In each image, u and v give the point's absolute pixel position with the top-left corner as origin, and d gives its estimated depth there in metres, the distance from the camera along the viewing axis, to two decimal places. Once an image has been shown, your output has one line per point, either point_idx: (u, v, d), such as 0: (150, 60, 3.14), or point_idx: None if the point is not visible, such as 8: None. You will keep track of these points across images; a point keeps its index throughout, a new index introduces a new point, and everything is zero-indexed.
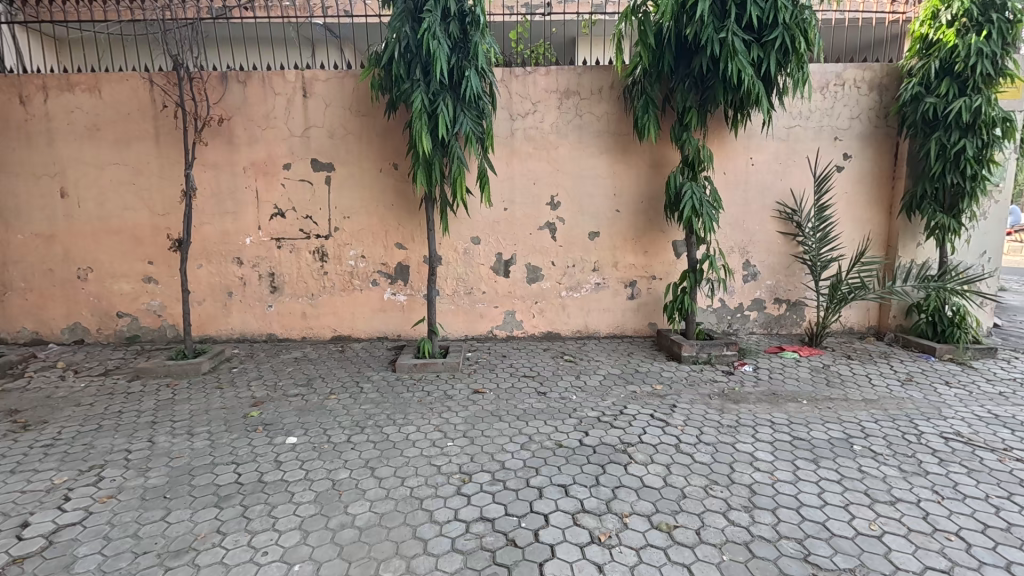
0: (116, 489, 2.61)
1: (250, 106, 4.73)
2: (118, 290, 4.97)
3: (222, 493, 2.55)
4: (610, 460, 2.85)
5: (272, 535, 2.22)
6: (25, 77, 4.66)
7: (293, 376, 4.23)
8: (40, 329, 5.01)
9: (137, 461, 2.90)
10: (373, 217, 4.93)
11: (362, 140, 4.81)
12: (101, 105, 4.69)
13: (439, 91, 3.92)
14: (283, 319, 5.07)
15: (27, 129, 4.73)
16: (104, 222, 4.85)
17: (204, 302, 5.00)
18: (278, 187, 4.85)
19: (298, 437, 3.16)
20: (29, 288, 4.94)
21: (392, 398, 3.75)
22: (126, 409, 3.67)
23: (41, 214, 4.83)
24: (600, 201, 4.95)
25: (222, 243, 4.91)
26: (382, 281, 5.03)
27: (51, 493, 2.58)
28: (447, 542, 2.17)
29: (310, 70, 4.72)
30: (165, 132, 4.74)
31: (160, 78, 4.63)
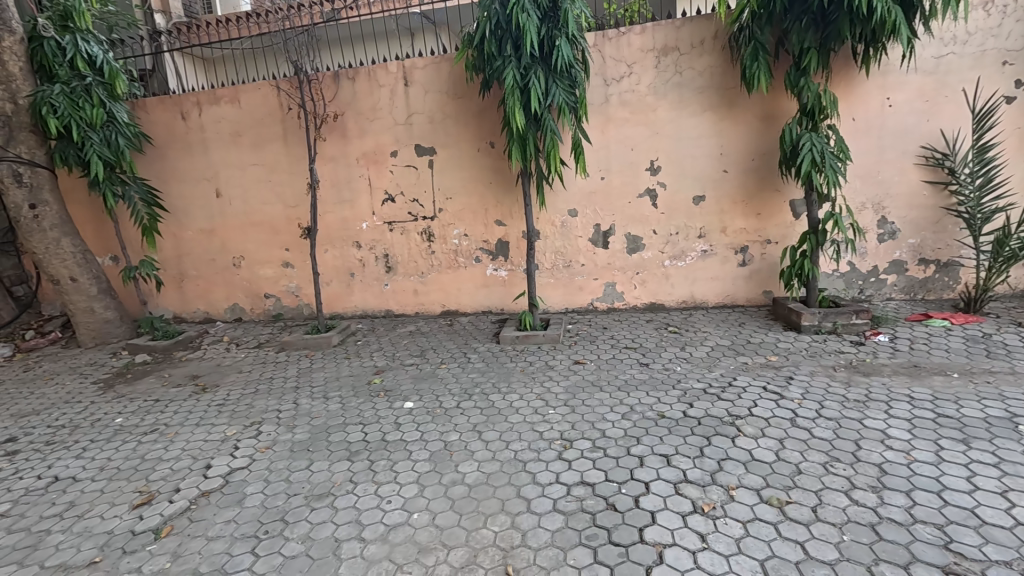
0: (271, 442, 3.10)
1: (359, 100, 5.11)
2: (264, 275, 5.74)
3: (353, 449, 2.91)
4: (716, 432, 2.75)
5: (394, 487, 2.50)
6: (183, 96, 5.47)
7: (408, 348, 4.61)
8: (209, 310, 5.97)
9: (286, 419, 3.41)
10: (473, 196, 5.12)
11: (460, 122, 4.99)
12: (241, 113, 5.38)
13: (530, 65, 3.92)
14: (398, 296, 5.51)
15: (188, 141, 5.58)
16: (249, 216, 5.61)
17: (332, 283, 5.58)
18: (387, 174, 5.23)
19: (414, 402, 3.47)
20: (199, 275, 5.90)
21: (496, 367, 3.96)
22: (276, 375, 4.29)
23: (203, 213, 5.71)
24: (705, 163, 4.65)
25: (343, 229, 5.43)
26: (484, 258, 5.24)
27: (225, 442, 3.14)
28: (549, 503, 2.28)
29: (409, 59, 4.97)
30: (291, 132, 5.31)
31: (285, 84, 5.17)
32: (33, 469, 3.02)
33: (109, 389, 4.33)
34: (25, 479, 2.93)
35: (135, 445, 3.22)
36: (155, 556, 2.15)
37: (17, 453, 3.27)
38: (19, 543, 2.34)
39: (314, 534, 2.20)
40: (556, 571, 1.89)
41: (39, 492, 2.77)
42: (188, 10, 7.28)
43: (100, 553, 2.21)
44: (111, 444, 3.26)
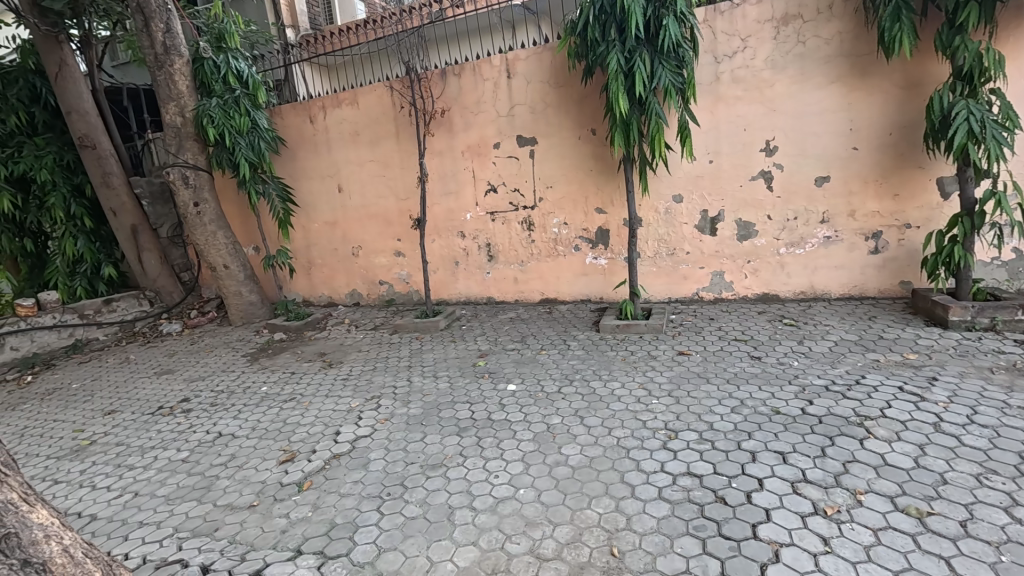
0: (389, 414, 3.40)
1: (464, 95, 5.33)
2: (378, 263, 6.23)
3: (462, 425, 3.10)
4: (841, 432, 2.54)
5: (501, 463, 2.64)
6: (311, 102, 6.07)
7: (510, 334, 4.77)
8: (332, 294, 6.61)
9: (401, 394, 3.72)
10: (573, 184, 5.13)
11: (561, 110, 5.00)
12: (359, 114, 5.85)
13: (635, 48, 3.82)
14: (498, 284, 5.69)
15: (315, 141, 6.19)
16: (366, 209, 6.10)
17: (438, 271, 5.91)
18: (490, 166, 5.40)
19: (516, 384, 3.60)
20: (324, 263, 6.54)
21: (597, 355, 3.96)
22: (391, 354, 4.68)
23: (327, 206, 6.31)
24: (830, 140, 4.23)
25: (449, 219, 5.72)
26: (583, 246, 5.23)
27: (350, 412, 3.50)
28: (655, 491, 2.27)
29: (512, 52, 5.07)
30: (403, 129, 5.68)
31: (398, 84, 5.53)
32: (204, 425, 3.61)
33: (256, 361, 5.01)
34: (198, 432, 3.50)
35: (278, 410, 3.70)
36: (299, 505, 2.48)
37: (191, 411, 3.93)
38: (197, 484, 2.82)
39: (430, 499, 2.40)
40: (663, 557, 1.89)
41: (209, 444, 3.30)
42: (313, 22, 8.01)
43: (257, 498, 2.59)
44: (260, 408, 3.78)
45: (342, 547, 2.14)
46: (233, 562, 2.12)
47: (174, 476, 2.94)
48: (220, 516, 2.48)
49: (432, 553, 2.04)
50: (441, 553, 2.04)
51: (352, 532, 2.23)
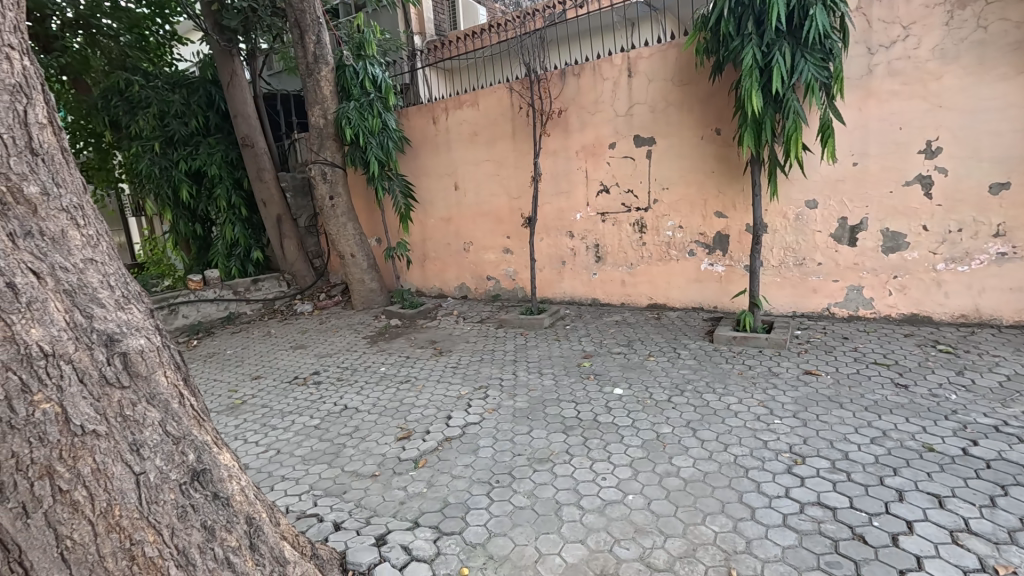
0: (496, 405, 3.51)
1: (583, 95, 5.32)
2: (487, 258, 6.45)
3: (568, 423, 3.12)
4: (1016, 482, 2.17)
5: (608, 466, 2.61)
6: (435, 104, 6.44)
7: (615, 337, 4.69)
8: (443, 287, 6.96)
9: (508, 386, 3.83)
10: (692, 186, 4.91)
11: (684, 109, 4.81)
12: (479, 115, 6.09)
13: (775, 41, 3.55)
14: (605, 285, 5.62)
15: (436, 141, 6.55)
16: (480, 206, 6.34)
17: (545, 269, 5.97)
18: (604, 166, 5.34)
19: (623, 389, 3.54)
20: (437, 257, 6.91)
21: (710, 367, 3.77)
22: (497, 347, 4.83)
23: (444, 203, 6.66)
24: (1012, 140, 3.62)
25: (558, 219, 5.75)
26: (699, 251, 4.99)
27: (460, 399, 3.67)
28: (778, 516, 2.11)
29: (635, 50, 4.97)
30: (519, 129, 5.81)
31: (518, 85, 5.66)
32: (332, 397, 4.01)
33: (375, 344, 5.44)
34: (327, 403, 3.89)
35: (395, 391, 4.00)
36: (415, 481, 2.66)
37: (321, 383, 4.38)
38: (326, 449, 3.13)
39: (537, 492, 2.44)
40: None
41: (336, 414, 3.65)
42: (438, 29, 8.48)
43: (379, 469, 2.82)
44: (380, 386, 4.11)
45: (455, 525, 2.25)
46: (360, 523, 2.31)
47: (308, 439, 3.30)
48: (348, 481, 2.73)
49: (541, 544, 2.08)
50: (549, 546, 2.07)
51: (463, 512, 2.35)
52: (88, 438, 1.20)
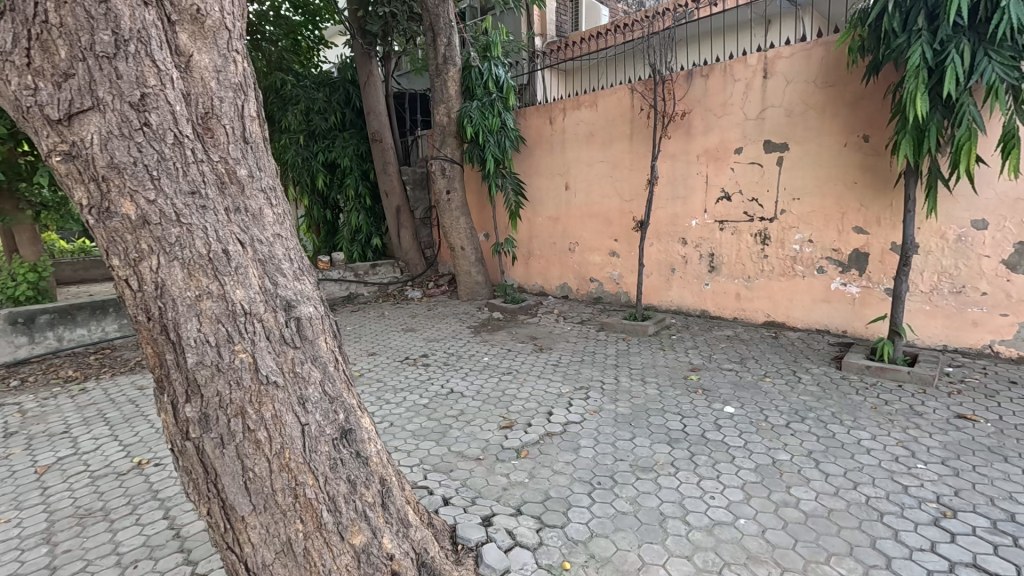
0: (598, 407, 3.49)
1: (710, 97, 5.08)
2: (592, 260, 6.40)
3: (673, 436, 3.02)
4: None
5: (717, 485, 2.49)
6: (554, 104, 6.50)
7: (727, 352, 4.45)
8: (545, 285, 7.03)
9: (610, 390, 3.79)
10: (829, 198, 4.49)
11: (826, 113, 4.41)
12: (597, 115, 6.06)
13: (951, 38, 3.13)
14: (717, 297, 5.34)
15: (550, 140, 6.63)
16: (589, 207, 6.32)
17: (652, 275, 5.79)
18: (727, 172, 5.06)
19: (735, 408, 3.35)
20: (542, 255, 6.99)
21: (837, 396, 3.43)
22: (599, 350, 4.80)
23: (553, 202, 6.72)
24: None
25: (671, 224, 5.56)
26: (830, 268, 4.56)
27: (561, 397, 3.70)
28: (921, 571, 1.89)
29: (774, 49, 4.65)
30: (638, 131, 5.69)
31: (640, 86, 5.54)
32: (439, 379, 4.24)
33: (478, 334, 5.66)
34: (435, 385, 4.13)
35: (497, 380, 4.14)
36: (517, 470, 2.73)
37: (429, 365, 4.66)
38: (434, 428, 3.32)
39: (641, 500, 2.40)
40: None
41: (443, 396, 3.86)
42: (559, 30, 8.55)
43: (483, 453, 2.94)
44: (483, 375, 4.28)
45: (557, 518, 2.29)
46: (466, 502, 2.43)
47: (418, 416, 3.53)
48: (454, 460, 2.88)
49: (644, 553, 2.05)
50: (653, 556, 2.03)
51: (564, 507, 2.37)
52: (270, 388, 1.39)
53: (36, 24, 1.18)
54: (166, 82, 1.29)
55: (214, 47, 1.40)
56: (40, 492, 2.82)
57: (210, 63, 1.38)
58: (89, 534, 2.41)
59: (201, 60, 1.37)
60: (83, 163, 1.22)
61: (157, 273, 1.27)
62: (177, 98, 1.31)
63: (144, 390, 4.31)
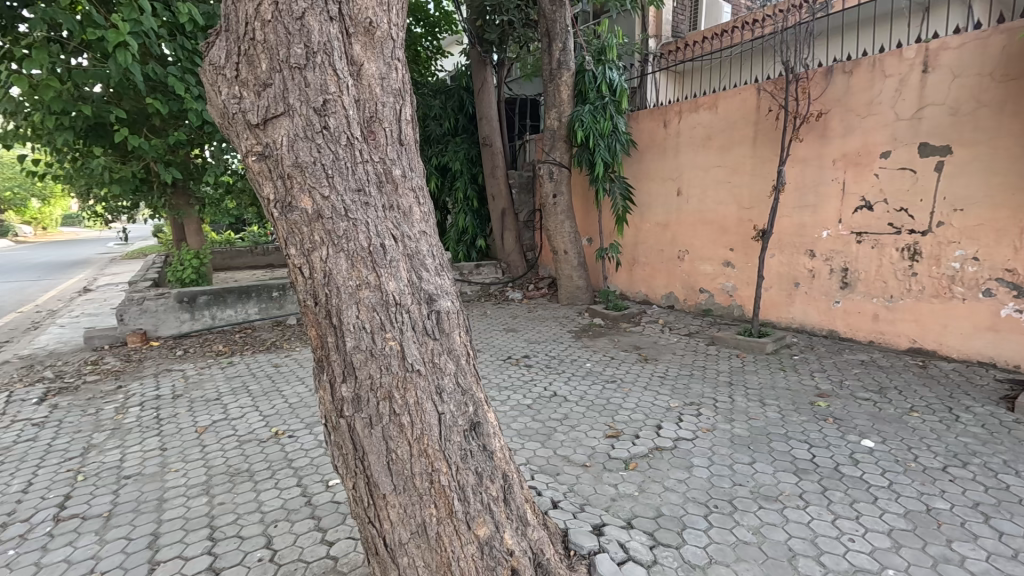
0: (711, 426, 3.28)
1: (852, 95, 4.59)
2: (703, 270, 6.06)
3: (800, 465, 2.76)
4: None
5: (857, 527, 2.22)
6: (669, 107, 6.27)
7: (861, 379, 3.98)
8: (649, 293, 6.80)
9: (724, 409, 3.55)
10: (1003, 209, 3.86)
11: (1004, 112, 3.80)
12: (717, 118, 5.73)
13: None
14: (849, 317, 4.82)
15: (663, 144, 6.39)
16: (703, 214, 6.00)
17: (772, 289, 5.36)
18: (869, 178, 4.54)
19: (875, 442, 2.98)
20: (648, 262, 6.77)
21: (1009, 442, 2.91)
22: (709, 365, 4.53)
23: (663, 207, 6.47)
24: None
25: (798, 234, 5.09)
26: (999, 291, 3.91)
27: (669, 411, 3.55)
28: None
29: (938, 39, 4.08)
30: (763, 133, 5.30)
31: (769, 85, 5.15)
32: (542, 381, 4.26)
33: (580, 339, 5.61)
34: (538, 386, 4.16)
35: (601, 388, 4.06)
36: (626, 481, 2.65)
37: (531, 367, 4.69)
38: (540, 429, 3.33)
39: (766, 531, 2.22)
40: None
41: (546, 398, 3.87)
42: (676, 30, 8.22)
43: (590, 459, 2.90)
44: (587, 381, 4.23)
45: (671, 538, 2.19)
46: (575, 508, 2.40)
47: (523, 415, 3.57)
48: (561, 463, 2.87)
49: None
50: None
51: (679, 527, 2.26)
52: (414, 375, 1.46)
53: (246, 41, 1.36)
54: (343, 89, 1.42)
55: (381, 56, 1.51)
56: (201, 449, 3.26)
57: (377, 71, 1.49)
58: (238, 491, 2.74)
59: (370, 68, 1.48)
60: (273, 162, 1.38)
61: (325, 262, 1.40)
62: (352, 104, 1.43)
63: (279, 368, 4.82)
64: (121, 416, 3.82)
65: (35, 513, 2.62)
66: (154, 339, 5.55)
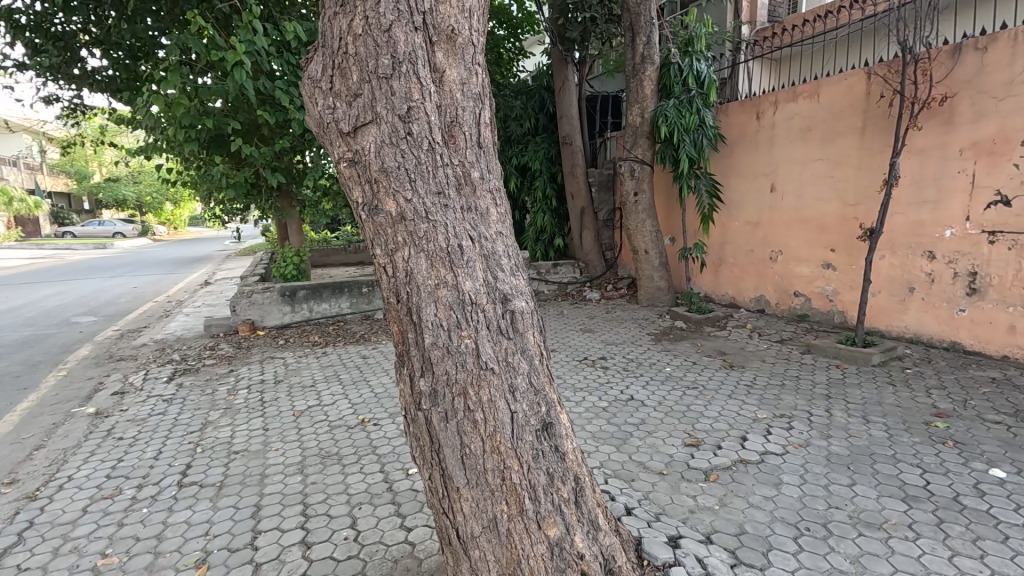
0: (804, 441, 3.03)
1: (986, 75, 4.02)
2: (799, 272, 5.61)
3: (910, 492, 2.47)
4: None
5: (981, 568, 1.95)
6: (763, 97, 5.86)
7: (991, 400, 3.48)
8: (737, 296, 6.41)
9: (820, 424, 3.26)
10: None
11: None
12: (818, 107, 5.26)
13: None
14: (977, 328, 4.24)
15: (756, 137, 5.98)
16: (799, 212, 5.55)
17: (880, 294, 4.84)
18: (1006, 170, 3.95)
19: (1006, 473, 2.60)
20: (735, 263, 6.39)
21: None
22: (803, 376, 4.19)
23: (754, 204, 6.07)
24: None
25: (913, 234, 4.56)
26: None
27: (756, 422, 3.32)
28: None
29: None
30: (873, 122, 4.79)
31: (881, 68, 4.65)
32: (619, 384, 4.17)
33: (659, 342, 5.42)
34: (614, 389, 4.07)
35: (681, 394, 3.89)
36: (706, 493, 2.53)
37: (607, 369, 4.61)
38: (615, 433, 3.26)
39: (865, 561, 2.02)
40: None
41: (623, 402, 3.78)
42: (773, 14, 7.65)
43: (667, 467, 2.80)
44: (666, 386, 4.07)
45: (754, 557, 2.06)
46: (650, 516, 2.33)
47: (598, 418, 3.51)
48: (636, 469, 2.79)
49: None
50: None
51: (763, 547, 2.12)
52: (488, 372, 1.50)
53: (340, 56, 1.46)
54: (426, 97, 1.48)
55: (462, 62, 1.55)
56: (297, 431, 3.56)
57: (458, 77, 1.53)
58: (328, 473, 2.96)
59: (452, 74, 1.53)
60: (361, 168, 1.47)
61: (407, 262, 1.47)
62: (433, 110, 1.49)
63: (367, 360, 5.13)
64: (232, 397, 4.26)
65: (164, 478, 3.01)
66: (261, 329, 6.13)
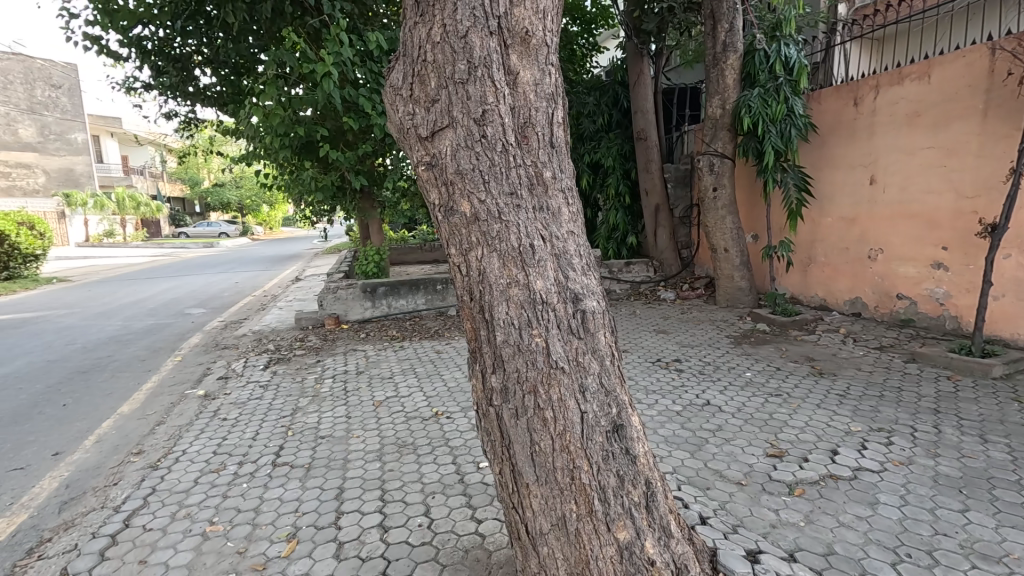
0: (906, 459, 2.76)
1: None
2: (903, 272, 5.09)
3: None
4: None
5: None
6: (862, 82, 5.36)
7: None
8: (828, 297, 5.94)
9: (925, 441, 2.95)
10: None
11: None
12: (929, 90, 4.73)
13: None
14: None
15: (854, 126, 5.49)
16: (904, 206, 5.03)
17: (1004, 297, 4.28)
18: None
19: None
20: (827, 262, 5.92)
21: None
22: (906, 387, 3.79)
23: (850, 198, 5.58)
24: None
25: None
26: None
27: (850, 435, 3.07)
28: None
29: None
30: (998, 103, 4.23)
31: (1008, 42, 4.10)
32: (694, 388, 4.01)
33: (740, 345, 5.14)
34: (689, 393, 3.92)
35: (763, 401, 3.67)
36: (790, 508, 2.37)
37: (682, 371, 4.44)
38: (689, 439, 3.14)
39: None
40: None
41: (698, 406, 3.64)
42: None
43: (747, 478, 2.66)
44: (747, 392, 3.86)
45: None
46: (727, 527, 2.23)
47: (672, 422, 3.40)
48: (712, 478, 2.68)
49: None
50: None
51: (856, 572, 1.96)
52: (559, 371, 1.50)
53: (419, 63, 1.53)
54: (500, 99, 1.51)
55: (536, 63, 1.57)
56: (376, 420, 3.77)
57: (531, 78, 1.56)
58: (404, 461, 3.11)
59: (526, 76, 1.55)
60: (438, 170, 1.53)
61: (481, 261, 1.51)
62: (507, 112, 1.52)
63: (441, 355, 5.31)
64: (319, 386, 4.58)
65: (261, 457, 3.30)
66: (345, 322, 6.53)
